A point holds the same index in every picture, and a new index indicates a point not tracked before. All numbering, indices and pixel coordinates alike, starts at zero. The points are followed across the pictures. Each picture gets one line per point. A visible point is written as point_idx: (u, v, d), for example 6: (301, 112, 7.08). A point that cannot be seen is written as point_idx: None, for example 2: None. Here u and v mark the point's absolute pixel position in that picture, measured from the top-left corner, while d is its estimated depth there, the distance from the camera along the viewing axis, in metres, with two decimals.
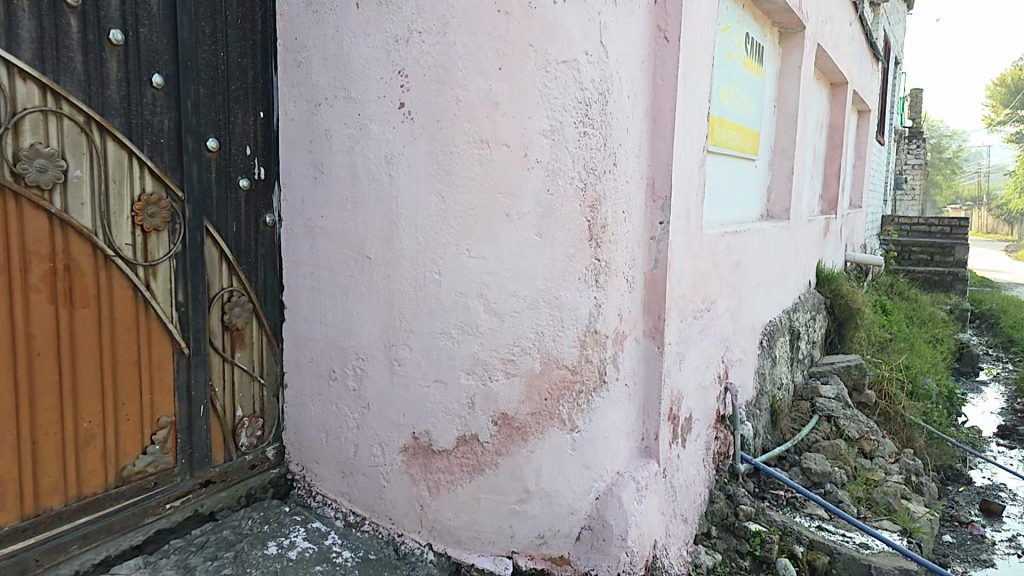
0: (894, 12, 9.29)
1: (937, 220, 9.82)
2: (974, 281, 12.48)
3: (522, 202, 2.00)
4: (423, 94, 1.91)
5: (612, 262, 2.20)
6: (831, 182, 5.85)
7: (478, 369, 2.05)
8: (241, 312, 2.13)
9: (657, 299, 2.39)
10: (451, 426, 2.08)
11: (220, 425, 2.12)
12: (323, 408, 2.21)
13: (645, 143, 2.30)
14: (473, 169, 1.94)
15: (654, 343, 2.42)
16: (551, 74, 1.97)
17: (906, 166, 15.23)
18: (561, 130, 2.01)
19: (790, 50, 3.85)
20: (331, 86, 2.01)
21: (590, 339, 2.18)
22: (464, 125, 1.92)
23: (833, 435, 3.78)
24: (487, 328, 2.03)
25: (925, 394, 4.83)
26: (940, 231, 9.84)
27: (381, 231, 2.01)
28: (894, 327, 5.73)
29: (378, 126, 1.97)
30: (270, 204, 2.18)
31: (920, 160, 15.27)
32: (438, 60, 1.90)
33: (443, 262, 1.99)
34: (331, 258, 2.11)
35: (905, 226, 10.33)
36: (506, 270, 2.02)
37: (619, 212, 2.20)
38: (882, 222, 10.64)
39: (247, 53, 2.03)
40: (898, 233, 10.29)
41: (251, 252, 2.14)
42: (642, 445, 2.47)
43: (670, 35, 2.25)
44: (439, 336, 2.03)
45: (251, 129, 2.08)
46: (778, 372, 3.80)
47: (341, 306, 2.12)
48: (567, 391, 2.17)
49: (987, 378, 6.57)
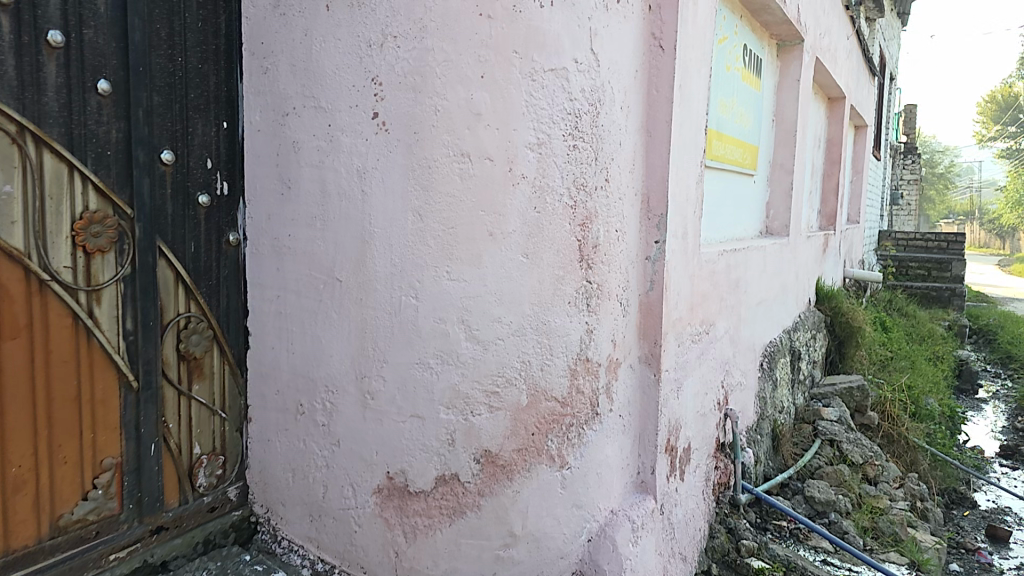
0: (888, 27, 9.33)
1: (933, 234, 9.79)
2: (972, 296, 12.47)
3: (507, 220, 1.83)
4: (399, 104, 1.75)
5: (604, 285, 2.05)
6: (829, 198, 5.75)
7: (459, 403, 1.87)
8: (199, 340, 1.94)
9: (653, 323, 2.22)
10: (430, 465, 1.89)
11: (174, 466, 1.92)
12: (290, 444, 2.02)
13: (640, 159, 2.16)
14: (453, 185, 1.78)
15: (650, 371, 2.25)
16: (537, 84, 1.83)
17: (900, 181, 15.29)
18: (549, 143, 1.86)
19: (787, 63, 3.75)
20: (299, 94, 1.84)
21: (581, 368, 2.02)
22: (444, 138, 1.76)
23: (836, 460, 3.61)
24: (469, 357, 1.85)
25: (927, 414, 4.70)
26: (937, 245, 9.80)
27: (353, 252, 1.84)
28: (894, 345, 5.60)
29: (349, 139, 1.80)
30: (234, 221, 2.00)
31: (915, 175, 15.33)
32: (415, 67, 1.74)
33: (421, 285, 1.81)
34: (299, 281, 1.93)
35: (902, 241, 10.30)
36: (489, 293, 1.85)
37: (612, 230, 2.05)
38: (878, 237, 10.59)
39: (209, 58, 1.87)
40: (895, 247, 10.22)
41: (212, 274, 1.96)
42: (638, 481, 2.30)
43: (665, 44, 2.12)
44: (416, 366, 1.85)
45: (213, 140, 1.91)
46: (778, 395, 3.64)
47: (309, 333, 1.94)
48: (556, 425, 2.00)
49: (986, 396, 6.46)
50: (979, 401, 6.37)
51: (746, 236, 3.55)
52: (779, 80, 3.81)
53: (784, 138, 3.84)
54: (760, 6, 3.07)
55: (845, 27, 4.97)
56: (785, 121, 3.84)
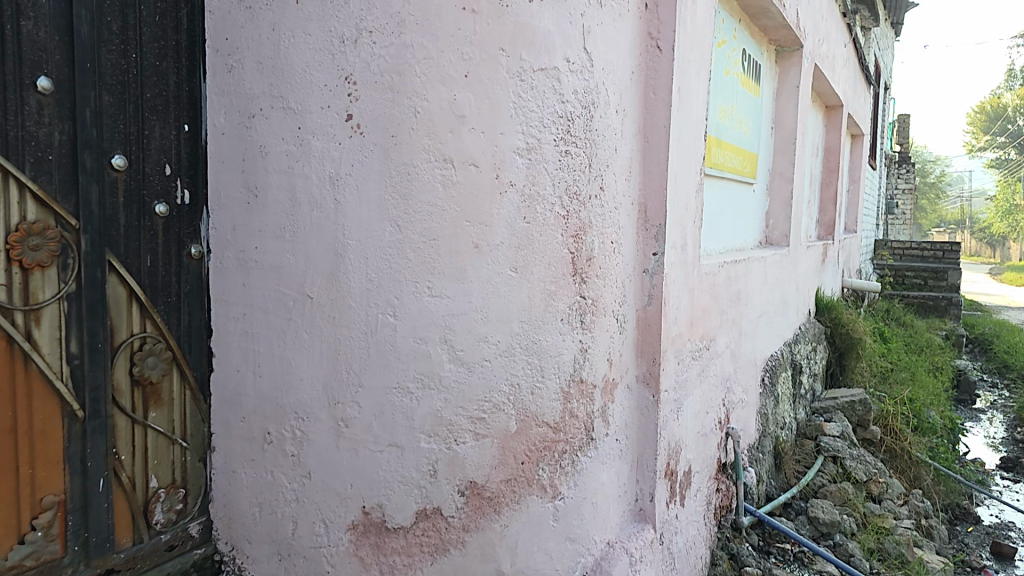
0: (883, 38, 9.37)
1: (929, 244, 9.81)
2: (968, 306, 12.49)
3: (494, 231, 1.68)
4: (375, 104, 1.60)
5: (599, 300, 1.90)
6: (829, 208, 5.65)
7: (442, 431, 1.70)
8: (156, 364, 1.77)
9: (651, 340, 2.08)
10: (409, 498, 1.72)
11: (127, 502, 1.74)
12: (256, 476, 1.83)
13: (637, 166, 2.03)
14: (435, 193, 1.63)
15: (648, 392, 2.10)
16: (525, 84, 1.69)
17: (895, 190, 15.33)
18: (540, 148, 1.73)
19: (786, 69, 3.66)
20: (266, 94, 1.67)
21: (575, 390, 1.86)
22: (424, 142, 1.61)
23: (839, 477, 3.46)
24: (452, 381, 1.69)
25: (929, 428, 4.58)
26: (933, 255, 9.82)
27: (325, 265, 1.66)
28: (894, 356, 5.50)
29: (320, 143, 1.64)
30: (196, 232, 1.83)
31: (909, 184, 15.40)
32: (393, 64, 1.59)
33: (400, 302, 1.64)
34: (266, 298, 1.74)
35: (898, 251, 10.32)
36: (475, 311, 1.69)
37: (608, 242, 1.91)
38: (874, 246, 10.57)
39: (167, 54, 1.71)
40: (892, 257, 10.21)
41: (170, 291, 1.79)
42: (636, 508, 2.14)
43: (663, 45, 1.99)
44: (394, 392, 1.68)
45: (172, 145, 1.75)
46: (780, 412, 3.51)
47: (275, 355, 1.75)
48: (548, 452, 1.84)
49: (984, 407, 6.38)
50: (976, 411, 6.28)
51: (746, 247, 3.43)
52: (778, 87, 3.71)
53: (782, 146, 3.75)
54: (759, 10, 2.97)
55: (842, 34, 4.90)
56: (784, 129, 3.75)
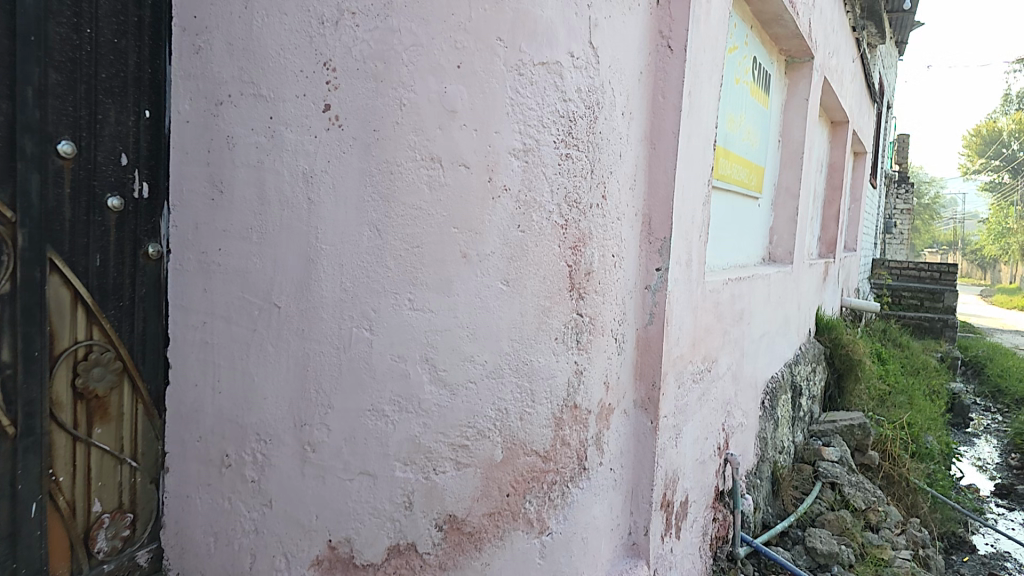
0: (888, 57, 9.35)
1: (928, 266, 9.87)
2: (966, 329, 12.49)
3: (485, 239, 1.52)
4: (355, 93, 1.44)
5: (597, 318, 1.74)
6: (830, 225, 5.57)
7: (419, 459, 1.52)
8: (104, 375, 1.59)
9: (651, 362, 1.93)
10: (381, 533, 1.54)
11: (65, 530, 1.54)
12: (213, 503, 1.65)
13: (642, 174, 1.89)
14: (421, 195, 1.46)
15: (646, 418, 1.94)
16: (524, 79, 1.54)
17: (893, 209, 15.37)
18: (538, 150, 1.57)
19: (796, 80, 3.54)
20: (236, 80, 1.50)
21: (568, 416, 1.70)
22: (410, 138, 1.45)
23: (837, 505, 3.28)
24: (433, 405, 1.51)
25: (927, 454, 4.46)
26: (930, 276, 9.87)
27: (295, 272, 1.49)
28: (891, 378, 5.40)
29: (294, 135, 1.47)
30: (155, 230, 1.66)
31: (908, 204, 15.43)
32: (377, 50, 1.43)
33: (377, 315, 1.47)
34: (229, 305, 1.56)
35: (896, 271, 10.34)
36: (461, 327, 1.52)
37: (609, 256, 1.76)
38: (872, 265, 10.56)
39: (127, 31, 1.55)
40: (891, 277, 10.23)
41: (123, 293, 1.61)
42: (629, 543, 1.97)
43: (674, 44, 1.86)
44: (367, 415, 1.50)
45: (129, 131, 1.58)
46: (779, 436, 3.37)
47: (237, 370, 1.57)
48: (536, 484, 1.67)
49: (977, 431, 6.31)
50: (971, 435, 6.19)
51: (748, 263, 3.30)
52: (787, 98, 3.60)
53: (788, 160, 3.64)
54: (772, 17, 2.84)
55: (849, 48, 4.82)
56: (791, 143, 3.63)
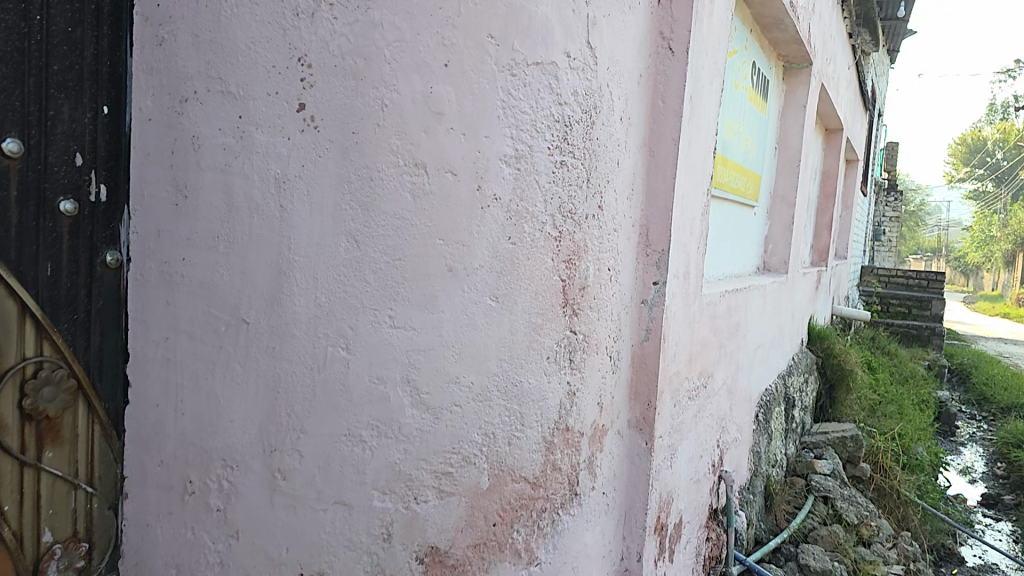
0: (880, 65, 9.40)
1: (916, 274, 9.97)
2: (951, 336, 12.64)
3: (472, 252, 1.42)
4: (333, 92, 1.32)
5: (592, 335, 1.65)
6: (824, 234, 5.60)
7: (399, 487, 1.41)
8: (55, 395, 1.45)
9: (647, 381, 1.83)
10: (356, 567, 1.41)
11: (11, 563, 1.40)
12: (174, 534, 1.51)
13: (639, 183, 1.80)
14: (403, 204, 1.35)
15: (640, 439, 1.85)
16: (517, 80, 1.44)
17: (882, 216, 15.52)
18: (531, 157, 1.47)
19: (793, 86, 3.49)
20: (203, 76, 1.38)
21: (559, 439, 1.60)
22: (392, 142, 1.34)
23: (830, 520, 3.20)
24: (414, 430, 1.40)
25: (918, 465, 4.43)
26: (919, 284, 9.95)
27: (265, 285, 1.37)
28: (881, 388, 5.38)
29: (266, 136, 1.35)
30: (114, 236, 1.52)
31: (897, 211, 15.57)
32: (357, 46, 1.31)
33: (354, 333, 1.35)
34: (194, 320, 1.44)
35: (885, 278, 10.41)
36: (445, 346, 1.41)
37: (604, 270, 1.67)
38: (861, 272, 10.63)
39: (83, 20, 1.42)
40: (880, 284, 10.30)
41: (77, 306, 1.48)
42: (621, 569, 1.87)
43: (676, 46, 1.77)
44: (342, 440, 1.38)
45: (84, 130, 1.44)
46: (772, 449, 3.31)
47: (202, 391, 1.44)
48: (524, 512, 1.57)
49: (964, 439, 6.34)
50: (958, 444, 6.22)
51: (742, 274, 3.24)
52: (784, 105, 3.55)
53: (783, 168, 3.59)
54: (771, 21, 2.78)
55: (844, 55, 4.79)
56: (788, 150, 3.58)
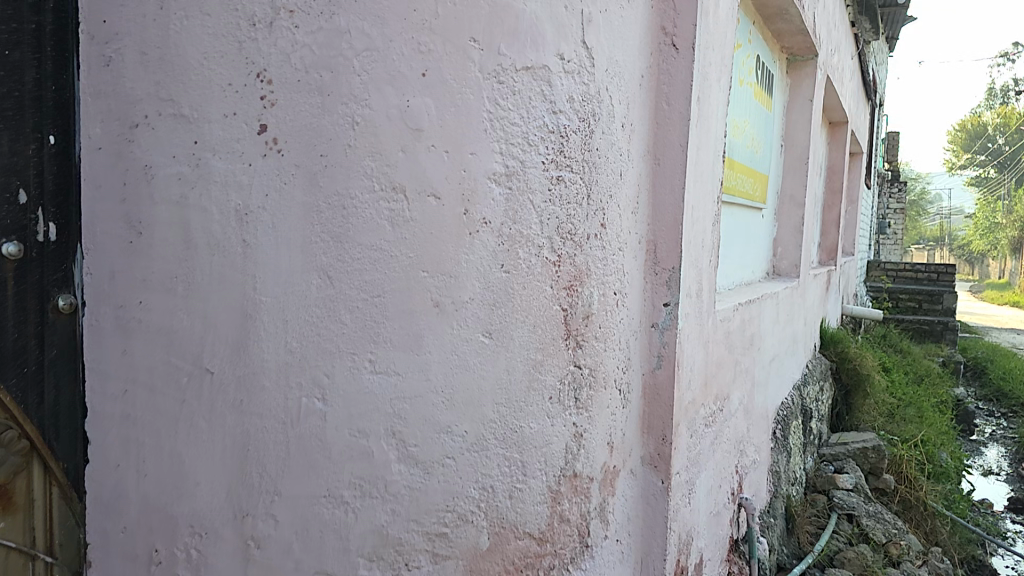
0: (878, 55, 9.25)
1: (926, 266, 9.79)
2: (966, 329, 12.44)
3: (461, 284, 1.26)
4: (296, 111, 1.17)
5: (598, 369, 1.50)
6: (830, 232, 5.43)
7: (387, 555, 1.25)
8: (5, 458, 1.27)
9: (660, 413, 1.67)
10: None
11: None
12: None
13: (644, 195, 1.66)
14: (380, 233, 1.20)
15: (656, 477, 1.68)
16: (505, 88, 1.29)
17: (888, 210, 15.36)
18: (524, 172, 1.32)
19: (798, 80, 3.37)
20: (153, 97, 1.22)
21: (566, 487, 1.44)
22: (366, 164, 1.19)
23: (856, 539, 3.00)
24: (402, 488, 1.24)
25: (943, 472, 4.24)
26: (928, 277, 9.77)
27: (229, 331, 1.22)
28: (898, 391, 5.20)
29: (224, 163, 1.20)
30: (67, 277, 1.34)
31: (903, 203, 15.36)
32: (321, 57, 1.16)
33: (330, 381, 1.20)
34: (153, 372, 1.28)
35: (892, 272, 10.22)
36: (434, 392, 1.25)
37: (610, 295, 1.52)
38: (868, 267, 10.46)
39: (21, 41, 1.24)
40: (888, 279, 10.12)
41: (27, 358, 1.29)
42: None
43: (680, 43, 1.62)
44: (322, 503, 1.22)
45: (27, 163, 1.26)
46: (791, 466, 3.13)
47: (166, 452, 1.28)
48: (530, 572, 1.40)
49: (984, 439, 6.15)
50: (979, 445, 6.02)
51: (753, 281, 3.09)
52: (789, 100, 3.42)
53: (789, 167, 3.45)
54: (775, 11, 2.65)
55: (847, 45, 4.66)
56: (795, 148, 3.44)
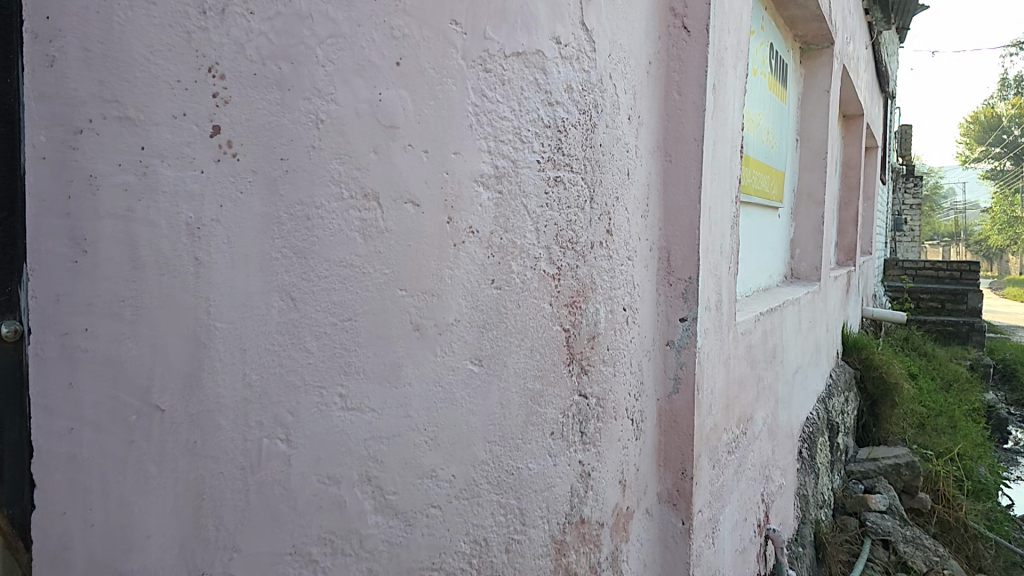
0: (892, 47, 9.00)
1: (948, 266, 9.49)
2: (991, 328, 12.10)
3: (445, 305, 1.12)
4: (254, 110, 0.96)
5: (607, 399, 1.39)
6: (847, 231, 5.22)
7: None
8: None
9: (679, 444, 1.54)
10: None
11: None
12: None
13: (654, 195, 1.54)
14: (349, 247, 1.03)
15: (676, 517, 1.54)
16: (492, 77, 1.16)
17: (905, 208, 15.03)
18: (515, 174, 1.20)
19: (814, 69, 3.19)
20: (78, 77, 0.87)
21: (572, 535, 1.31)
22: (334, 167, 1.01)
23: (893, 569, 2.78)
24: (380, 544, 1.08)
25: (981, 488, 3.99)
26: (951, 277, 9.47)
27: (176, 378, 0.93)
28: (929, 400, 4.94)
29: (174, 172, 0.92)
30: (11, 303, 0.87)
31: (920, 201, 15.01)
32: (281, 47, 0.97)
33: (296, 420, 1.01)
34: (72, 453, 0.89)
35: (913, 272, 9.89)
36: (417, 429, 1.10)
37: (618, 312, 1.42)
38: (887, 267, 10.14)
39: None
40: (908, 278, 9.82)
41: None
42: None
43: (692, 24, 1.51)
44: (286, 562, 1.02)
45: None
46: (818, 488, 2.91)
47: (83, 529, 0.89)
48: None
49: (1018, 448, 5.89)
50: (1014, 454, 5.76)
51: (770, 287, 2.90)
52: (804, 90, 3.26)
53: (808, 163, 3.27)
54: None
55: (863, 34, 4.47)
56: (813, 142, 3.26)
